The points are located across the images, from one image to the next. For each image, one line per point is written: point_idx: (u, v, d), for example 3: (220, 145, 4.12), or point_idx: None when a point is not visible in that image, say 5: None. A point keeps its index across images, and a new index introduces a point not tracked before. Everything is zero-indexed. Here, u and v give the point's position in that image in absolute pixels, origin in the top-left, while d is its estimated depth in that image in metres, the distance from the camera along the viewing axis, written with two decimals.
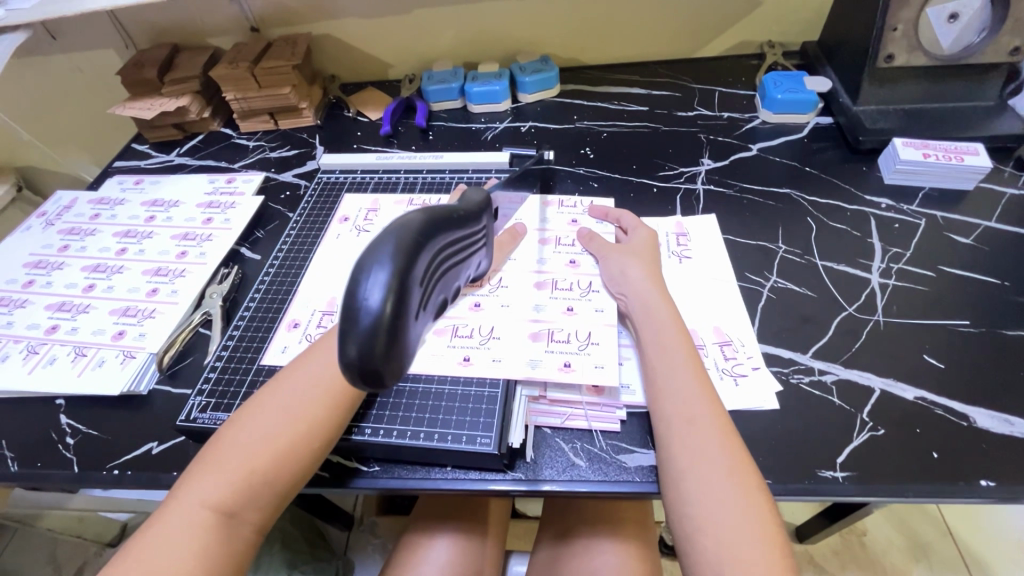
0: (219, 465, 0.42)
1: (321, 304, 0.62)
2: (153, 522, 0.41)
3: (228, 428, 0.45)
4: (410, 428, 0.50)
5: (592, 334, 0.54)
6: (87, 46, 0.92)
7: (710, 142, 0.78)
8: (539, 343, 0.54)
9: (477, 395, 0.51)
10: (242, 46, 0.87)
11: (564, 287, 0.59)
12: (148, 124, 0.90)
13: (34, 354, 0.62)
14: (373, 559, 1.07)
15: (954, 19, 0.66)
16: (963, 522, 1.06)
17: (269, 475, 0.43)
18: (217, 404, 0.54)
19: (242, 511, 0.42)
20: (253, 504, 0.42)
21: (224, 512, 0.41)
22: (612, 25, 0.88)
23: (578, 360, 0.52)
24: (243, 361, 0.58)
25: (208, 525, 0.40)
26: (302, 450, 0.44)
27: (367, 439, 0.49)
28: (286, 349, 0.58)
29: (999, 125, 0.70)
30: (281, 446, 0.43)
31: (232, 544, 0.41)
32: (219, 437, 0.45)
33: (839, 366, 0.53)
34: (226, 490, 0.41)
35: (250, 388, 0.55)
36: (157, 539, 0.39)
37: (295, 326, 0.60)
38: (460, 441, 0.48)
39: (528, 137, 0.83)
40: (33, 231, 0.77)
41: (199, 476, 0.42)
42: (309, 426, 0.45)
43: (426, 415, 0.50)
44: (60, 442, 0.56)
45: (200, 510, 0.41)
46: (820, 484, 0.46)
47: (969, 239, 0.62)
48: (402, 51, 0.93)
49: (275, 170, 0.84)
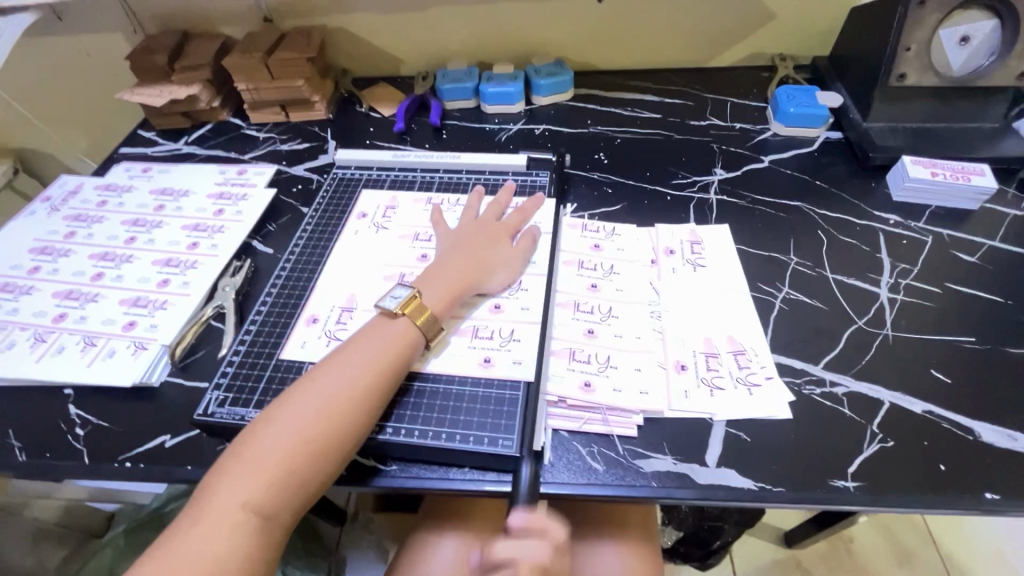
0: (255, 467, 0.42)
1: (339, 300, 0.61)
2: (188, 523, 0.41)
3: (260, 425, 0.45)
4: (431, 429, 0.50)
5: (612, 358, 0.55)
6: (94, 29, 0.90)
7: (723, 152, 0.80)
8: (561, 359, 0.55)
9: (498, 397, 0.52)
10: (255, 36, 0.86)
11: (586, 309, 0.60)
12: (156, 112, 0.89)
13: (42, 342, 0.61)
14: (367, 555, 1.08)
15: (965, 41, 0.68)
16: (947, 531, 1.09)
17: (305, 474, 0.43)
18: (235, 399, 0.54)
19: (278, 512, 0.42)
20: (289, 505, 0.43)
21: (261, 514, 0.41)
22: (627, 32, 0.89)
23: (599, 381, 0.53)
24: (259, 359, 0.57)
25: (246, 526, 0.41)
26: (335, 455, 0.45)
27: (388, 438, 0.49)
28: (306, 344, 0.58)
29: (1004, 147, 0.72)
30: (318, 444, 0.44)
31: (268, 543, 0.42)
32: (251, 436, 0.44)
33: (849, 378, 0.55)
34: (263, 490, 0.42)
35: (269, 382, 0.55)
36: (195, 540, 0.40)
37: (314, 321, 0.60)
38: (481, 442, 0.49)
39: (542, 140, 0.83)
40: (38, 216, 0.76)
41: (233, 476, 0.42)
42: (345, 426, 0.45)
43: (445, 416, 0.51)
44: (70, 432, 0.55)
45: (239, 512, 0.41)
46: (832, 493, 0.47)
47: (974, 257, 0.64)
48: (416, 47, 0.92)
49: (287, 163, 0.83)
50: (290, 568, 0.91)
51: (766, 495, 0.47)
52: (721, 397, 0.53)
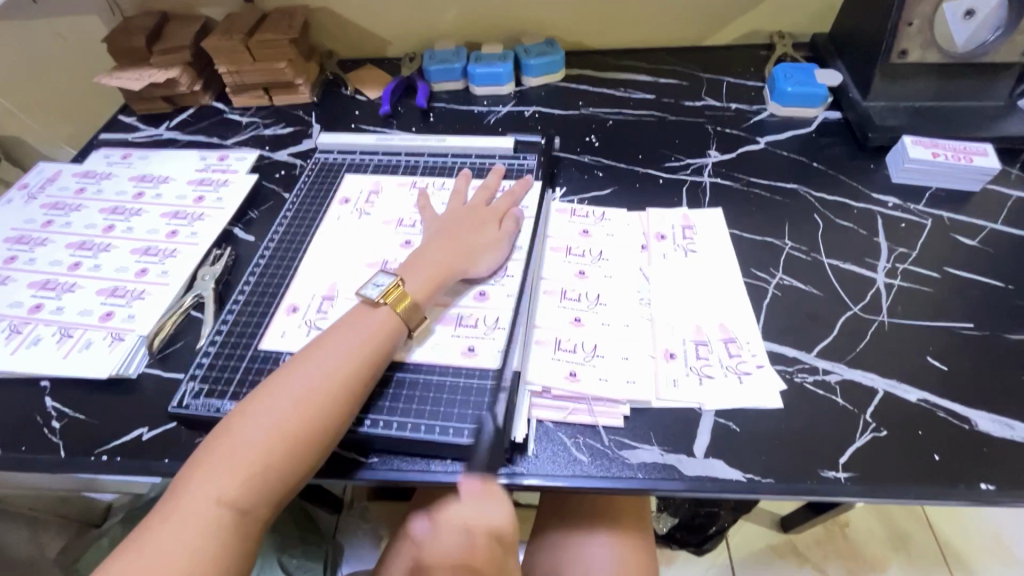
0: (230, 462, 0.41)
1: (321, 288, 0.60)
2: (161, 517, 0.40)
3: (238, 418, 0.44)
4: (411, 421, 0.49)
5: (599, 346, 0.54)
6: (70, 9, 0.87)
7: (717, 133, 0.77)
8: (546, 349, 0.54)
9: (478, 389, 0.51)
10: (235, 16, 0.84)
11: (573, 297, 0.58)
12: (136, 96, 0.86)
13: (17, 334, 0.60)
14: (364, 544, 1.08)
15: (970, 15, 0.65)
16: (945, 516, 1.08)
17: (282, 468, 0.43)
18: (210, 390, 0.53)
19: (255, 506, 0.41)
20: (264, 500, 0.42)
21: (236, 510, 0.40)
22: (620, 10, 0.86)
23: (584, 370, 0.52)
24: (234, 352, 0.55)
25: (220, 522, 0.40)
26: (311, 449, 0.44)
27: (368, 431, 0.49)
28: (286, 334, 0.56)
29: (1008, 126, 0.69)
30: (294, 437, 0.43)
31: (244, 541, 0.40)
32: (228, 429, 0.44)
33: (844, 366, 0.53)
34: (238, 486, 0.41)
35: (245, 374, 0.54)
36: (167, 535, 0.39)
37: (295, 310, 0.58)
38: (461, 434, 0.48)
39: (532, 122, 0.81)
40: (15, 204, 0.74)
41: (208, 470, 0.41)
42: (323, 416, 0.45)
43: (425, 407, 0.50)
44: (46, 425, 0.54)
45: (212, 508, 0.40)
46: (823, 484, 0.46)
47: (975, 241, 0.62)
48: (403, 27, 0.89)
49: (270, 148, 0.81)
50: (285, 556, 0.90)
51: (755, 486, 0.46)
52: (710, 385, 0.52)
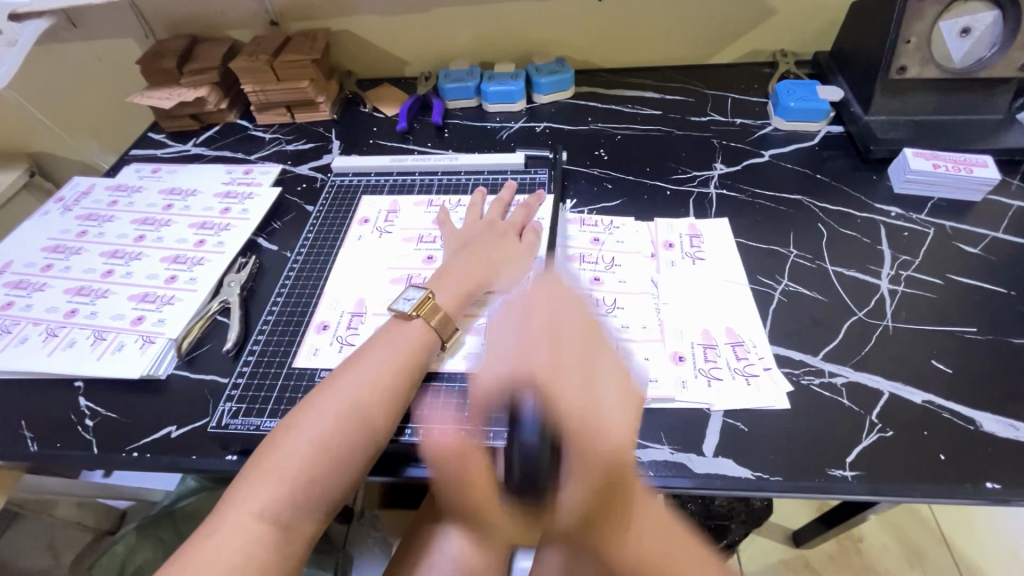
0: (275, 477, 0.43)
1: (349, 305, 0.63)
2: (205, 532, 0.41)
3: (281, 435, 0.46)
4: (452, 427, 0.51)
5: (621, 347, 0.56)
6: (106, 34, 0.93)
7: (723, 147, 0.80)
8: None
9: None
10: (261, 39, 0.88)
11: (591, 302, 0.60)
12: (165, 114, 0.91)
13: (54, 337, 0.63)
14: (374, 552, 1.06)
15: (966, 33, 0.68)
16: (959, 531, 1.07)
17: (323, 482, 0.45)
18: (248, 410, 0.55)
19: (298, 521, 0.43)
20: (307, 515, 0.44)
21: (281, 525, 0.42)
22: (626, 31, 0.90)
23: None
24: (272, 365, 0.58)
25: (266, 537, 0.41)
26: (349, 466, 0.46)
27: (409, 442, 0.51)
28: (318, 351, 0.59)
29: (1008, 138, 0.71)
30: (336, 453, 0.46)
31: (288, 556, 0.42)
32: (273, 445, 0.46)
33: (849, 368, 0.54)
34: (284, 501, 0.43)
35: (281, 394, 0.56)
36: (214, 548, 0.40)
37: (325, 328, 0.61)
38: (496, 438, 0.50)
39: (542, 138, 0.84)
40: (51, 215, 0.78)
41: (254, 486, 0.43)
42: (362, 432, 0.47)
43: (463, 414, 0.52)
44: (79, 423, 0.57)
45: (257, 522, 0.41)
46: (830, 482, 0.47)
47: (977, 249, 0.64)
48: (420, 49, 0.94)
49: (292, 163, 0.84)
50: None
51: (764, 484, 0.47)
52: (718, 387, 0.53)
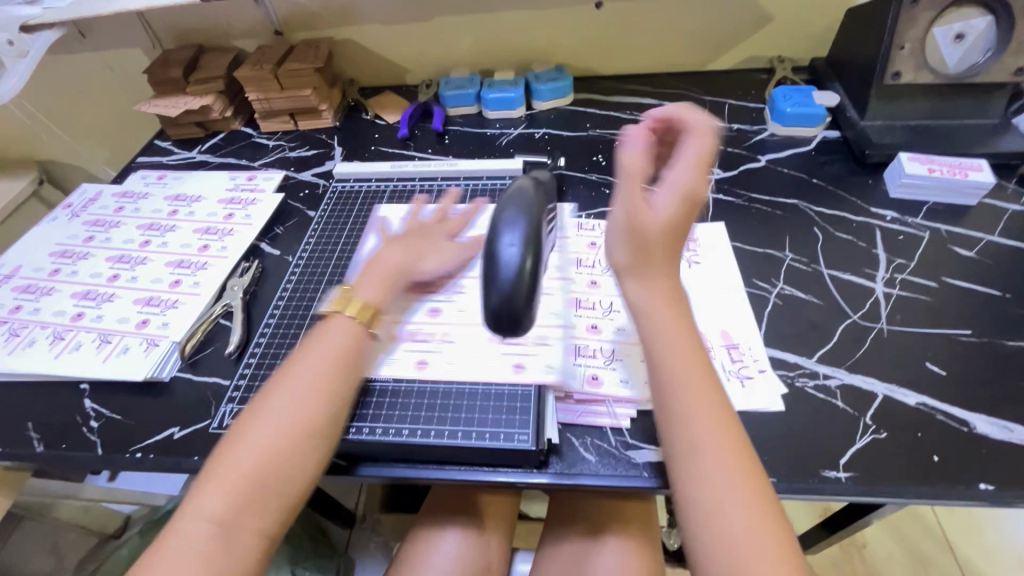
0: (221, 479, 0.43)
1: None
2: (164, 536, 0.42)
3: (230, 441, 0.46)
4: (447, 428, 0.52)
5: (616, 349, 0.57)
6: (114, 44, 0.95)
7: (721, 152, 0.80)
8: (565, 357, 0.56)
9: (511, 394, 0.53)
10: (265, 48, 0.90)
11: (587, 306, 0.61)
12: (171, 121, 0.92)
13: (60, 340, 0.64)
14: (375, 558, 1.07)
15: (960, 39, 0.69)
16: (964, 537, 1.06)
17: (271, 483, 0.44)
18: None
19: (245, 523, 0.42)
20: (256, 516, 0.43)
21: (228, 526, 0.42)
22: (625, 39, 0.91)
23: (606, 374, 0.55)
24: (273, 366, 0.59)
25: (213, 539, 0.41)
26: (294, 463, 0.45)
27: (356, 439, 0.51)
28: None
29: (1003, 142, 0.72)
30: (279, 451, 0.45)
31: (239, 557, 0.41)
32: (221, 449, 0.45)
33: (844, 371, 0.55)
34: (228, 503, 0.42)
35: None
36: (172, 556, 0.40)
37: None
38: (498, 438, 0.50)
39: (541, 144, 0.85)
40: (59, 221, 0.80)
41: (203, 490, 0.43)
42: (302, 426, 0.46)
43: (460, 415, 0.52)
44: (85, 424, 0.58)
45: (205, 525, 0.41)
46: (823, 483, 0.47)
47: (972, 252, 0.64)
48: (421, 57, 0.95)
49: (295, 169, 0.86)
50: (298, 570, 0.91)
51: None
52: None
